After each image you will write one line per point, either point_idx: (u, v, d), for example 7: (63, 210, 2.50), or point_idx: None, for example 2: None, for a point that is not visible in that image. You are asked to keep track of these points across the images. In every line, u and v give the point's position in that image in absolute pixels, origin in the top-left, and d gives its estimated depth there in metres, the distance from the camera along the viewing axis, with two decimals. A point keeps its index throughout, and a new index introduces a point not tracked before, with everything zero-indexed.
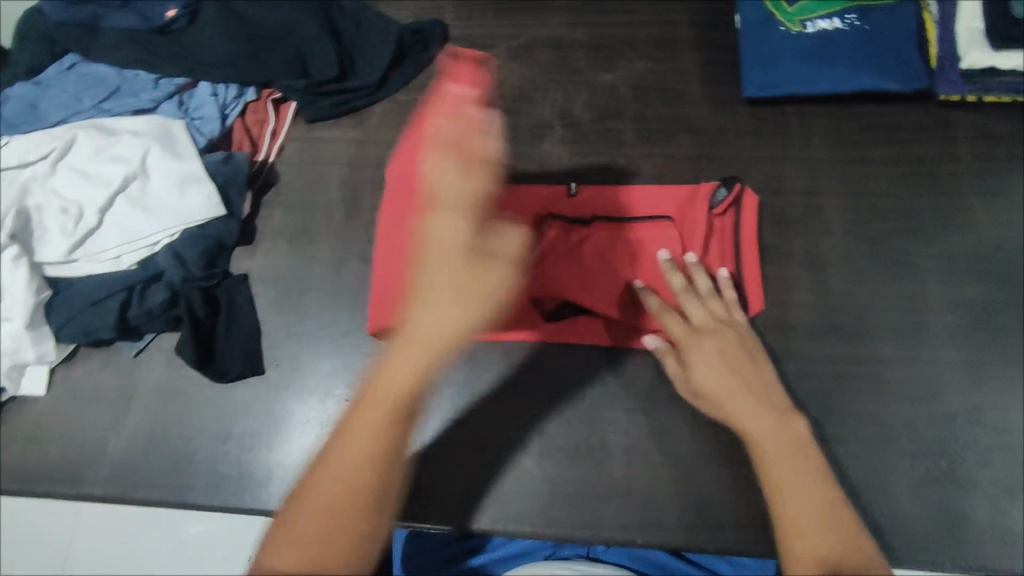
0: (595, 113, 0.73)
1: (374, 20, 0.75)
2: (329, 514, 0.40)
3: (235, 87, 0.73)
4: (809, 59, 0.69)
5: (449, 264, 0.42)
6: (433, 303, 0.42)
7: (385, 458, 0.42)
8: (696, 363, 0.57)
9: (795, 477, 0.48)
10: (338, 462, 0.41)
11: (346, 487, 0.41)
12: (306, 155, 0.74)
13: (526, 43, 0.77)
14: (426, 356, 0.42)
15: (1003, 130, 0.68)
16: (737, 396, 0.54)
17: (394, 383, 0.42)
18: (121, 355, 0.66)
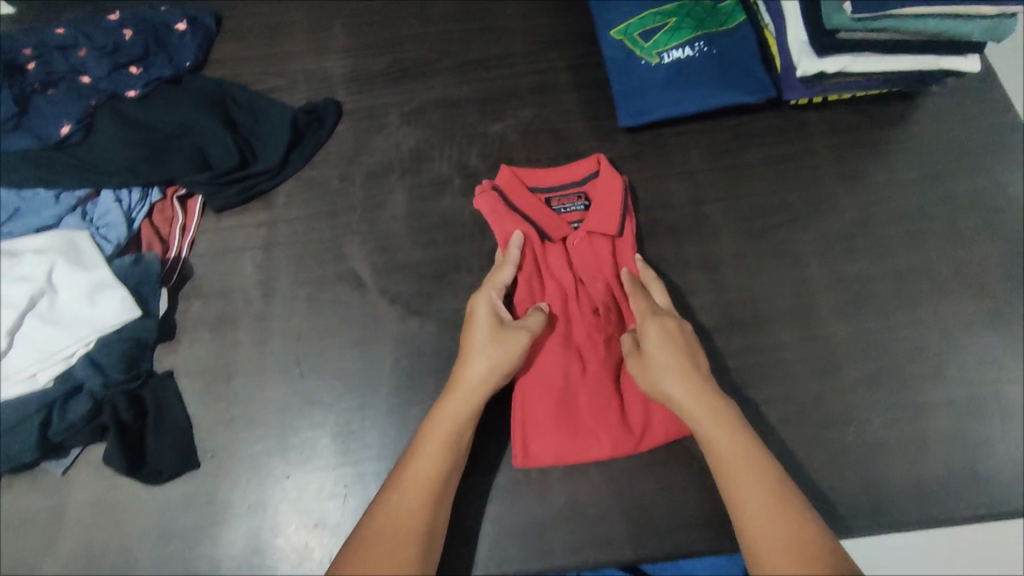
0: (491, 161, 0.77)
1: (268, 108, 0.80)
2: (385, 545, 0.51)
3: (139, 190, 0.74)
4: (670, 85, 0.76)
5: (480, 329, 0.61)
6: (472, 365, 0.60)
7: (431, 499, 0.55)
8: (706, 427, 0.56)
9: (763, 511, 0.51)
10: (394, 515, 0.53)
11: (394, 532, 0.52)
12: (218, 244, 0.75)
13: (417, 106, 0.81)
14: (459, 417, 0.59)
15: (851, 121, 0.76)
16: (733, 445, 0.55)
17: (436, 442, 0.57)
18: (49, 476, 0.64)
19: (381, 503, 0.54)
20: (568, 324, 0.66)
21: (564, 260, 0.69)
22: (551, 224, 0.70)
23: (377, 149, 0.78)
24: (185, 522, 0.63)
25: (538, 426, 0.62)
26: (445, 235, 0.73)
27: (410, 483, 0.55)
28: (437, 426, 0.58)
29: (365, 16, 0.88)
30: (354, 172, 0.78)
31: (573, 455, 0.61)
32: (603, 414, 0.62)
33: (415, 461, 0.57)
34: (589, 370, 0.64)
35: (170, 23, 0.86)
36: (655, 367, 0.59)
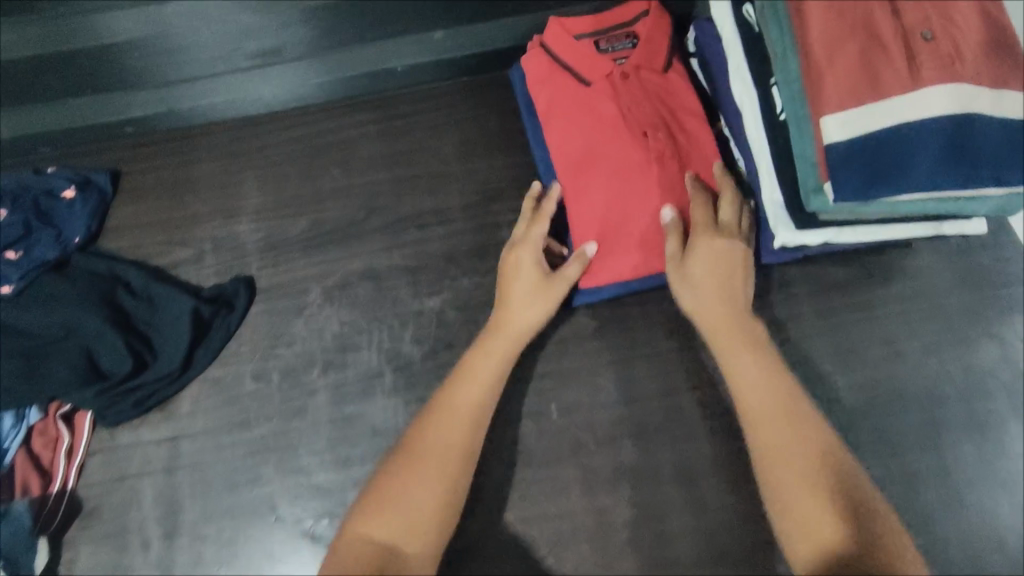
0: (426, 347, 0.67)
1: (167, 293, 0.69)
2: (395, 475, 0.52)
3: (12, 413, 0.64)
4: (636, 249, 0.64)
5: (525, 266, 0.62)
6: (515, 312, 0.61)
7: (472, 441, 0.54)
8: (741, 368, 0.55)
9: (797, 473, 0.49)
10: (440, 438, 0.54)
11: (431, 452, 0.53)
12: (111, 469, 0.64)
13: (341, 280, 0.71)
14: (502, 357, 0.59)
15: (840, 277, 0.66)
16: (772, 404, 0.53)
17: (486, 372, 0.58)
18: None
19: (432, 424, 0.55)
20: (623, 167, 0.66)
21: (607, 97, 0.68)
22: (598, 91, 0.69)
23: (296, 338, 0.68)
24: None
25: (604, 252, 0.65)
26: (375, 448, 0.63)
27: (462, 401, 0.56)
28: (484, 357, 0.59)
29: (283, 165, 0.78)
30: (270, 368, 0.67)
31: (638, 272, 0.65)
32: (653, 240, 0.64)
33: (465, 396, 0.56)
34: (649, 206, 0.65)
35: (56, 190, 0.75)
36: (692, 281, 0.59)
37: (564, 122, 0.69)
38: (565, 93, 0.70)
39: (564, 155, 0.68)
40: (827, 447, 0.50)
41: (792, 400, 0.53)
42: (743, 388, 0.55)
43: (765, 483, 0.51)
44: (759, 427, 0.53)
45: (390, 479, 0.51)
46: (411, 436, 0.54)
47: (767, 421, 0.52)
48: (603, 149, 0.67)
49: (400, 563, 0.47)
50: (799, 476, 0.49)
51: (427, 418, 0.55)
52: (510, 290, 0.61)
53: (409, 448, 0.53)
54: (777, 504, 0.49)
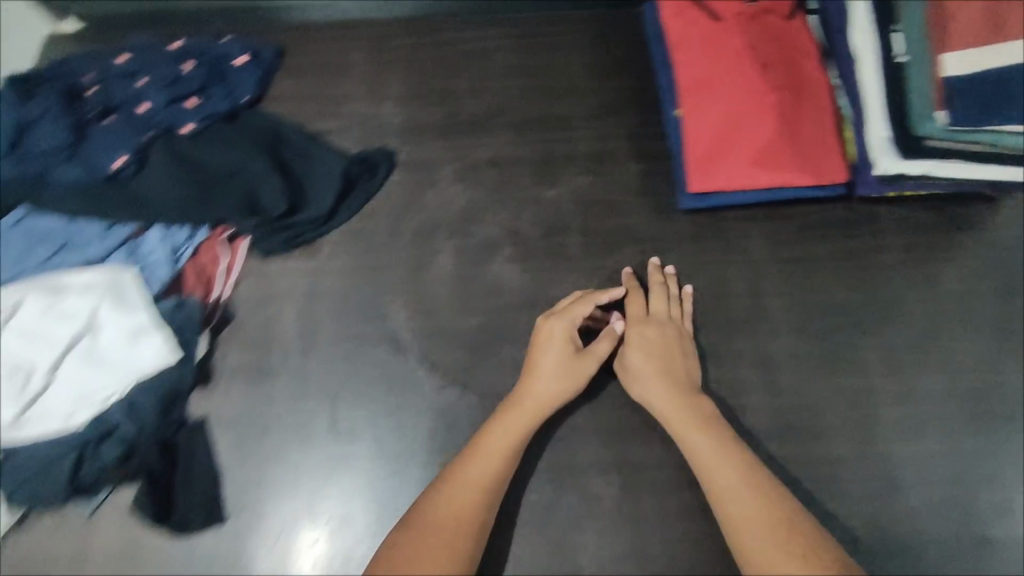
0: (543, 229, 0.76)
1: (323, 152, 0.79)
2: (427, 531, 0.56)
3: (187, 228, 0.74)
4: (747, 163, 0.71)
5: (556, 357, 0.65)
6: (542, 383, 0.64)
7: (487, 498, 0.59)
8: (711, 459, 0.59)
9: (771, 545, 0.54)
10: (452, 501, 0.58)
11: (451, 518, 0.57)
12: (261, 290, 0.74)
13: (471, 164, 0.80)
14: (522, 425, 0.62)
15: (896, 234, 0.72)
16: (737, 480, 0.58)
17: (500, 442, 0.61)
18: (75, 517, 0.65)
19: (448, 484, 0.59)
20: (741, 93, 0.73)
21: (734, 31, 0.75)
22: (726, 24, 0.76)
23: (428, 206, 0.77)
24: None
25: (715, 166, 0.72)
26: (490, 305, 0.72)
27: (477, 471, 0.60)
28: (502, 432, 0.62)
29: (426, 62, 0.87)
30: (404, 227, 0.76)
31: (744, 186, 0.72)
32: (764, 158, 0.71)
33: (483, 451, 0.61)
34: (762, 129, 0.72)
35: (230, 56, 0.85)
36: (651, 379, 0.65)
37: (692, 53, 0.76)
38: (696, 23, 0.77)
39: (688, 78, 0.76)
40: (796, 519, 0.55)
41: (764, 480, 0.58)
42: (699, 455, 0.60)
43: (742, 556, 0.55)
44: (714, 472, 0.59)
45: (400, 543, 0.56)
46: (423, 499, 0.59)
47: (738, 500, 0.57)
48: (725, 75, 0.74)
49: None
50: (756, 525, 0.55)
51: (435, 487, 0.59)
52: (540, 368, 0.65)
53: (417, 515, 0.58)
54: (749, 559, 0.54)
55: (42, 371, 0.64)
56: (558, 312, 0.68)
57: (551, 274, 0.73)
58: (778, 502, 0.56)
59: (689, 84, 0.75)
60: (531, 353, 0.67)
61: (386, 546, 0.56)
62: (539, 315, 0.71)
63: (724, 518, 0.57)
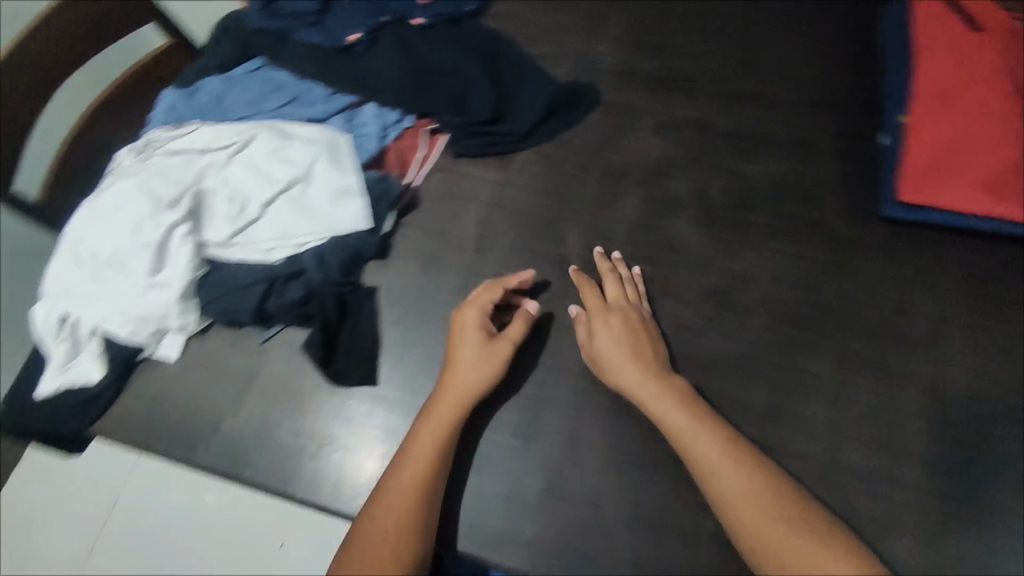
0: (730, 200, 0.75)
1: (534, 73, 0.81)
2: (370, 548, 0.57)
3: (397, 113, 0.78)
4: (971, 185, 0.70)
5: (471, 345, 0.65)
6: (462, 371, 0.64)
7: (427, 496, 0.59)
8: (701, 453, 0.58)
9: (767, 520, 0.55)
10: (387, 510, 0.58)
11: (392, 524, 0.57)
12: (447, 185, 0.77)
13: (672, 120, 0.80)
14: (445, 420, 0.62)
15: None
16: (725, 463, 0.57)
17: (424, 441, 0.61)
18: (249, 340, 0.71)
19: (378, 500, 0.59)
20: (984, 112, 0.71)
21: (993, 50, 0.73)
22: (985, 42, 0.74)
23: (621, 150, 0.78)
24: (347, 436, 0.67)
25: (937, 178, 0.71)
26: (662, 260, 0.73)
27: (403, 471, 0.60)
28: (428, 429, 0.62)
29: (650, 13, 0.87)
30: (594, 164, 0.78)
31: (966, 204, 0.69)
32: (994, 183, 0.69)
33: (406, 454, 0.61)
34: (999, 153, 0.69)
35: None
36: (630, 382, 0.63)
37: (939, 67, 0.75)
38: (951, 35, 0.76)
39: (928, 86, 0.74)
40: (783, 489, 0.57)
41: (753, 460, 0.58)
42: (668, 419, 0.60)
43: (733, 531, 0.56)
44: (693, 440, 0.59)
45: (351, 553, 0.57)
46: (371, 506, 0.59)
47: (723, 476, 0.57)
48: (971, 92, 0.72)
49: None
50: (739, 498, 0.56)
51: (379, 493, 0.60)
52: (462, 346, 0.66)
53: (365, 521, 0.59)
54: (743, 533, 0.55)
55: (257, 204, 0.70)
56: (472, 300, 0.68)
57: (729, 246, 0.73)
58: (755, 471, 0.57)
59: (928, 93, 0.74)
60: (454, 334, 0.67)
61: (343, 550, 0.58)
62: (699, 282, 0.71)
63: (710, 493, 0.57)
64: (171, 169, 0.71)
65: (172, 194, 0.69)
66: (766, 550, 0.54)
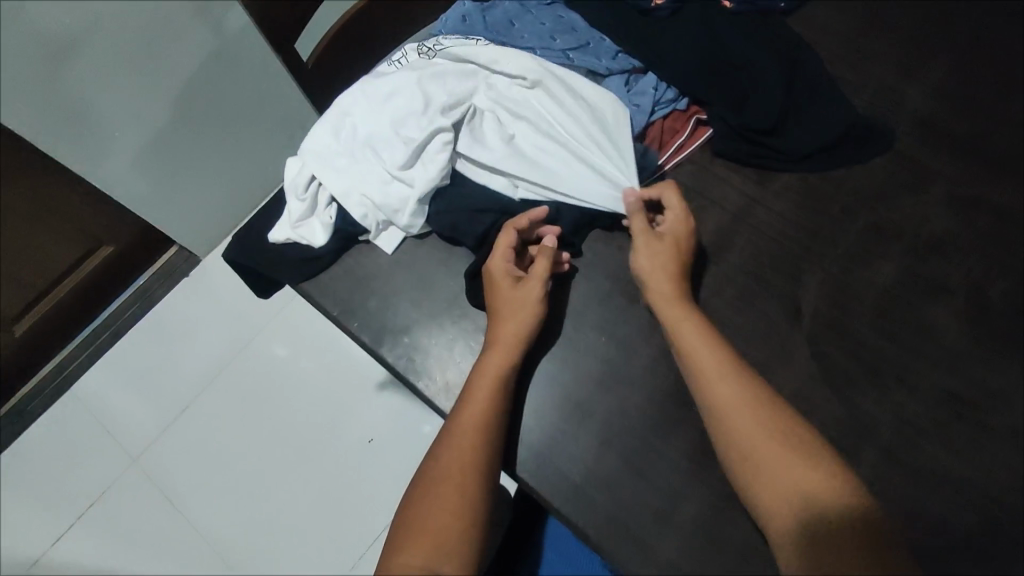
0: (1007, 306, 0.66)
1: (830, 96, 0.74)
2: (437, 494, 0.59)
3: (674, 92, 0.74)
4: None
5: (504, 292, 0.65)
6: (509, 319, 0.64)
7: (481, 436, 0.60)
8: (732, 411, 0.58)
9: (793, 499, 0.54)
10: (448, 458, 0.60)
11: (452, 473, 0.59)
12: (696, 181, 0.74)
13: (969, 196, 0.70)
14: (494, 366, 0.63)
15: None
16: (760, 434, 0.57)
17: (476, 393, 0.62)
18: (461, 262, 0.73)
19: (436, 451, 0.61)
20: None
21: None
22: None
23: (898, 208, 0.70)
24: (522, 388, 0.67)
25: None
26: (904, 340, 0.65)
27: (460, 419, 0.61)
28: (477, 384, 0.63)
29: (980, 68, 0.76)
30: (861, 212, 0.71)
31: None
32: None
33: (461, 407, 0.62)
34: None
35: None
36: (662, 289, 0.65)
37: None
38: None
39: None
40: (832, 474, 0.55)
41: (795, 439, 0.57)
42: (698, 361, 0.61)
43: (749, 495, 0.57)
44: (731, 401, 0.59)
45: (417, 501, 0.60)
46: (432, 460, 0.61)
47: (754, 443, 0.57)
48: None
49: (449, 543, 0.57)
50: (767, 468, 0.56)
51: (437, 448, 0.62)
52: (505, 298, 0.65)
53: (428, 473, 0.60)
54: (768, 512, 0.55)
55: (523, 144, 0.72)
56: (501, 247, 0.67)
57: (989, 355, 0.64)
58: (798, 447, 0.56)
59: None
60: (492, 288, 0.66)
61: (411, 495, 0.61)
62: (931, 381, 0.64)
63: (733, 449, 0.58)
64: (452, 76, 0.73)
65: (448, 101, 0.71)
66: (783, 522, 0.54)
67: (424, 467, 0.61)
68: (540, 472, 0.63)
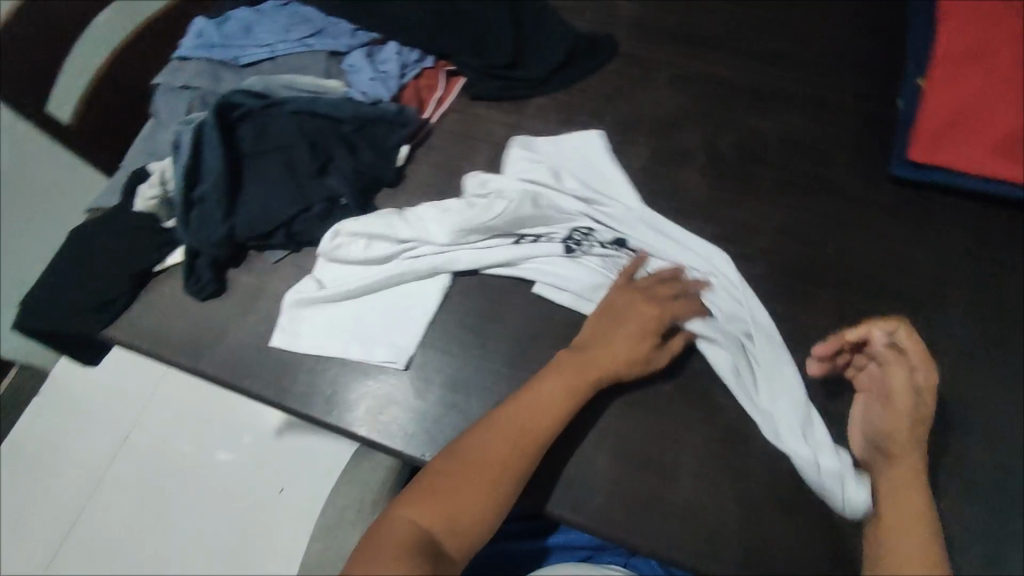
0: (740, 154, 0.76)
1: (555, 22, 0.82)
2: (473, 469, 0.56)
3: (418, 52, 0.80)
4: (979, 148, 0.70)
5: (630, 326, 0.62)
6: (616, 347, 0.61)
7: (541, 438, 0.58)
8: (901, 456, 0.55)
9: (908, 508, 0.53)
10: (501, 437, 0.57)
11: (498, 453, 0.57)
12: (461, 126, 0.79)
13: (688, 74, 0.80)
14: (580, 375, 0.60)
15: None
16: (910, 467, 0.55)
17: (552, 388, 0.60)
18: (262, 261, 0.73)
19: (489, 427, 0.58)
20: (987, 87, 0.72)
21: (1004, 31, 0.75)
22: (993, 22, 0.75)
23: (636, 100, 0.79)
24: (346, 356, 0.68)
25: (941, 144, 0.71)
26: (668, 206, 0.73)
27: (529, 405, 0.59)
28: (559, 376, 0.60)
29: None
30: (606, 112, 0.79)
31: (967, 168, 0.70)
32: (996, 152, 0.70)
33: (533, 391, 0.60)
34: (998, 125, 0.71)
35: None
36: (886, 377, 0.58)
37: (955, 38, 0.75)
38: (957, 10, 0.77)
39: (943, 53, 0.75)
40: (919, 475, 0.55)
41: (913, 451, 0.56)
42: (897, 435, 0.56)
43: (882, 528, 0.53)
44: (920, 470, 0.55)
45: (443, 475, 0.56)
46: (469, 437, 0.58)
47: (912, 481, 0.54)
48: (969, 68, 0.74)
49: (456, 527, 0.53)
50: (897, 495, 0.54)
51: (483, 426, 0.58)
52: (640, 344, 0.61)
53: (458, 452, 0.57)
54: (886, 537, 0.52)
55: (294, 107, 0.73)
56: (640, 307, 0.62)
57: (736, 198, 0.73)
58: (914, 464, 0.55)
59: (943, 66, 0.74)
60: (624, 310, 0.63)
61: (431, 468, 0.57)
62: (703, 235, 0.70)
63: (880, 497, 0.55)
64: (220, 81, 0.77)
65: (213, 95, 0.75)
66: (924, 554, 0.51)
67: (462, 442, 0.58)
68: (383, 425, 0.65)
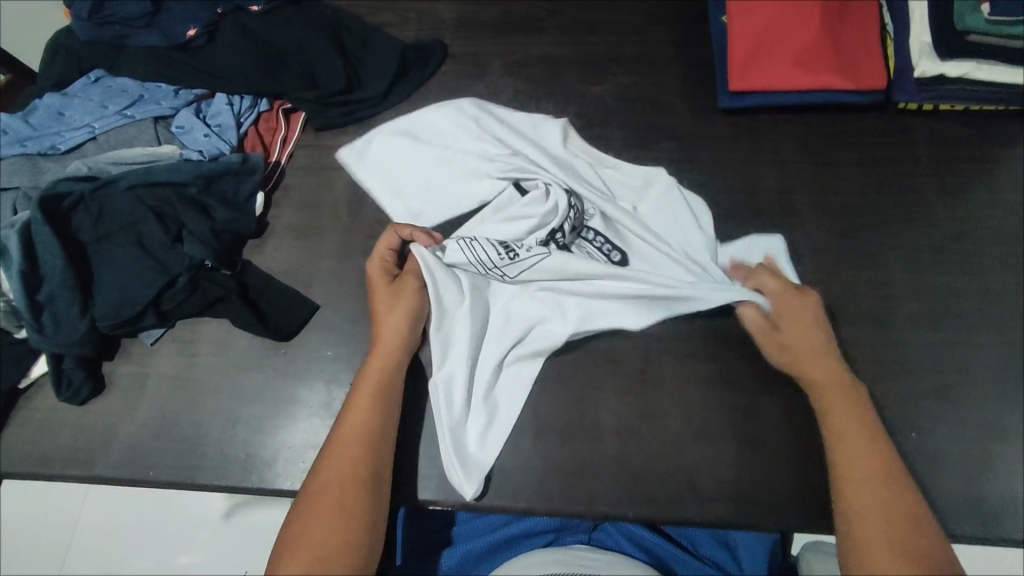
0: (584, 122, 0.79)
1: (379, 38, 0.82)
2: (323, 510, 0.52)
3: (249, 98, 0.78)
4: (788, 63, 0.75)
5: (385, 298, 0.63)
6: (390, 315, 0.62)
7: (375, 446, 0.56)
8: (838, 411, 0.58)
9: (866, 471, 0.54)
10: (341, 467, 0.54)
11: (341, 481, 0.54)
12: (314, 160, 0.79)
13: (519, 59, 0.83)
14: (377, 368, 0.60)
15: (881, 153, 0.75)
16: (856, 423, 0.57)
17: (361, 398, 0.58)
18: (138, 345, 0.70)
19: (326, 459, 0.55)
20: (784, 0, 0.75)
21: None
22: None
23: (477, 95, 0.81)
24: (251, 417, 0.66)
25: (756, 68, 0.75)
26: None
27: (350, 422, 0.57)
28: (362, 383, 0.59)
29: None
30: None
31: (782, 84, 0.75)
32: (804, 62, 0.74)
33: (347, 413, 0.58)
34: (800, 36, 0.75)
35: None
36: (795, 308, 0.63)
37: None
38: None
39: None
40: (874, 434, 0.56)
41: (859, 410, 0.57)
42: (835, 419, 0.57)
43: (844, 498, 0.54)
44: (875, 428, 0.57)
45: (298, 527, 0.52)
46: (311, 480, 0.55)
47: (867, 437, 0.56)
48: None
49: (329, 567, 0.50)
50: (855, 458, 0.55)
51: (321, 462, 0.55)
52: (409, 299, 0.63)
53: (306, 498, 0.54)
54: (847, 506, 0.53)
55: (129, 182, 0.69)
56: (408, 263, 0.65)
57: None
58: (866, 425, 0.56)
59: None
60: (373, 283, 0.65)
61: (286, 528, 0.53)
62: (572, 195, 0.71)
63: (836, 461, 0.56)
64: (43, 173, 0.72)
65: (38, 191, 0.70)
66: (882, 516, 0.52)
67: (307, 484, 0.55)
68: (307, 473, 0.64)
